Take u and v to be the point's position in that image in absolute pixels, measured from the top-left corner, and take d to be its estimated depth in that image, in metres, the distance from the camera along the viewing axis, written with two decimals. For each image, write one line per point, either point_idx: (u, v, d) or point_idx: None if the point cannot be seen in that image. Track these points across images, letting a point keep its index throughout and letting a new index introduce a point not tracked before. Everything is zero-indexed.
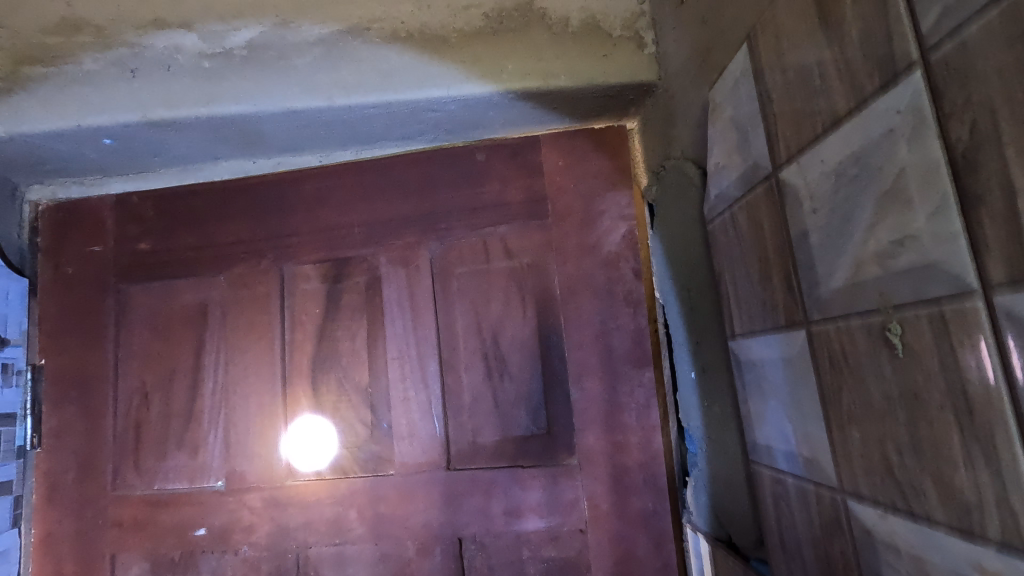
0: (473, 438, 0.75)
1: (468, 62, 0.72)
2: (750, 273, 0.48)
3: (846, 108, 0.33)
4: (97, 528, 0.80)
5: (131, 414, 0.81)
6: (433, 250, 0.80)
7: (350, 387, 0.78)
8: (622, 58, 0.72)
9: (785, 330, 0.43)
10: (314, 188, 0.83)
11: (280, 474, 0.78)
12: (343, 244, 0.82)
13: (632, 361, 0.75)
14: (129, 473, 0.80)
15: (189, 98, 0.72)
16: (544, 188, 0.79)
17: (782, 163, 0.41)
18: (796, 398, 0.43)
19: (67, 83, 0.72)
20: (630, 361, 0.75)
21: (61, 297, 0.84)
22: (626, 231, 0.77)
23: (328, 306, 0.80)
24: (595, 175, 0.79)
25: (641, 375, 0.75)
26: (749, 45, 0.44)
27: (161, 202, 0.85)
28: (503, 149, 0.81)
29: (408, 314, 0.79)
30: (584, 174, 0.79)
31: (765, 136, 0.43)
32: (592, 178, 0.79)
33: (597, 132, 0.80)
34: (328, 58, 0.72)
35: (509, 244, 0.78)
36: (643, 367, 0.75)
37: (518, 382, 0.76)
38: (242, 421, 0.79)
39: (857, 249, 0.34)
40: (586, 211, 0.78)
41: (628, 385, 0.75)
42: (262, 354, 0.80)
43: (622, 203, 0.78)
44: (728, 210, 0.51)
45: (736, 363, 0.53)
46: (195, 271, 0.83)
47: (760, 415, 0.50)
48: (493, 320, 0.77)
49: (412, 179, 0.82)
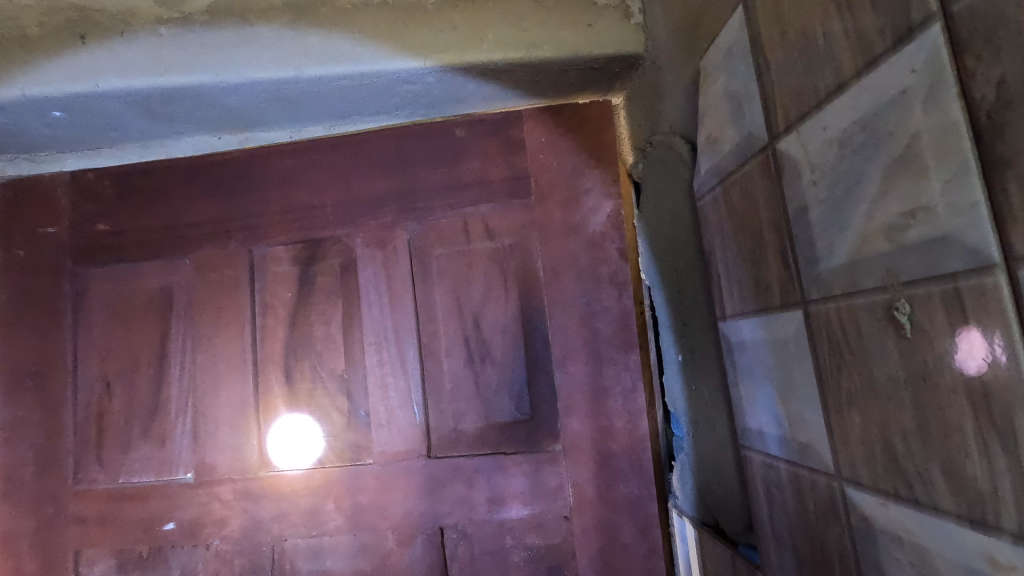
0: (454, 425, 0.73)
1: (446, 31, 0.68)
2: (743, 251, 0.46)
3: (853, 70, 0.31)
4: (59, 524, 0.76)
5: (93, 405, 0.77)
6: (410, 230, 0.76)
7: (325, 374, 0.75)
8: (608, 28, 0.69)
9: (780, 311, 0.41)
10: (285, 165, 0.79)
11: (254, 465, 0.75)
12: (316, 224, 0.78)
13: (618, 344, 0.73)
14: (92, 467, 0.76)
15: (146, 67, 0.67)
16: (526, 166, 0.76)
17: (780, 133, 0.38)
18: (791, 381, 0.41)
19: (11, 50, 0.67)
20: (615, 344, 0.73)
21: (13, 282, 0.79)
22: (611, 210, 0.75)
23: (300, 290, 0.77)
24: (580, 152, 0.76)
25: (626, 359, 0.73)
26: (746, 8, 0.41)
27: (120, 180, 0.81)
28: (483, 125, 0.78)
29: (385, 298, 0.75)
30: (567, 152, 0.76)
31: (761, 105, 0.41)
32: (575, 155, 0.76)
33: (581, 107, 0.77)
34: (296, 25, 0.68)
35: (490, 224, 0.75)
36: (630, 350, 0.73)
37: (500, 367, 0.73)
38: (212, 411, 0.76)
39: (861, 223, 0.32)
40: (570, 190, 0.75)
41: (613, 368, 0.73)
42: (232, 340, 0.77)
43: (607, 181, 0.75)
44: (720, 185, 0.49)
45: (726, 346, 0.52)
46: (159, 254, 0.79)
47: (751, 399, 0.48)
48: (474, 303, 0.74)
49: (388, 156, 0.78)
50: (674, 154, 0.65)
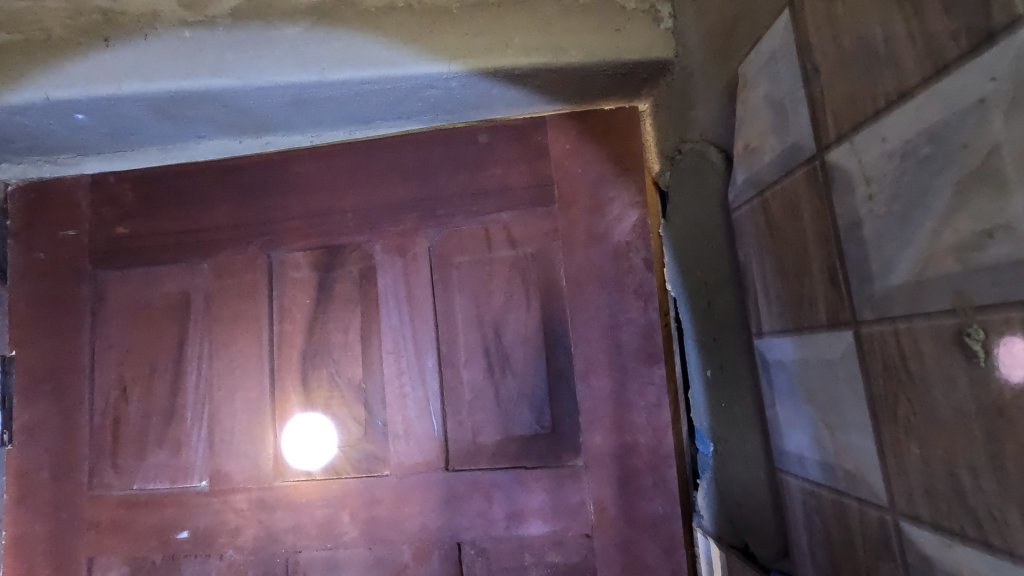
0: (473, 437, 0.71)
1: (471, 35, 0.67)
2: (783, 265, 0.44)
3: (919, 78, 0.29)
4: (73, 530, 0.75)
5: (109, 410, 0.77)
6: (431, 237, 0.75)
7: (342, 383, 0.74)
8: (637, 34, 0.68)
9: (826, 330, 0.39)
10: (305, 170, 0.78)
11: (269, 475, 0.74)
12: (335, 230, 0.77)
13: (643, 357, 0.71)
14: (107, 472, 0.76)
15: (169, 71, 0.66)
16: (550, 173, 0.75)
17: (830, 143, 0.37)
18: (838, 406, 0.39)
19: (35, 53, 0.67)
20: (640, 358, 0.71)
21: (33, 284, 0.79)
22: (637, 219, 0.73)
23: (319, 297, 0.76)
24: (605, 159, 0.74)
25: (651, 373, 0.70)
26: (793, 12, 0.40)
27: (140, 183, 0.80)
28: (506, 130, 0.76)
29: (405, 306, 0.74)
30: (592, 158, 0.74)
31: (808, 113, 0.39)
32: (600, 162, 0.74)
33: (607, 114, 0.75)
34: (320, 29, 0.67)
35: (512, 232, 0.74)
36: (654, 363, 0.70)
37: (521, 379, 0.71)
38: (228, 418, 0.75)
39: (925, 241, 0.29)
40: (595, 197, 0.73)
41: (637, 382, 0.70)
42: (250, 346, 0.76)
43: (633, 188, 0.73)
44: (758, 196, 0.47)
45: (761, 364, 0.49)
46: (178, 258, 0.78)
47: (789, 420, 0.46)
48: (495, 313, 0.73)
49: (409, 161, 0.77)
50: (705, 162, 0.63)
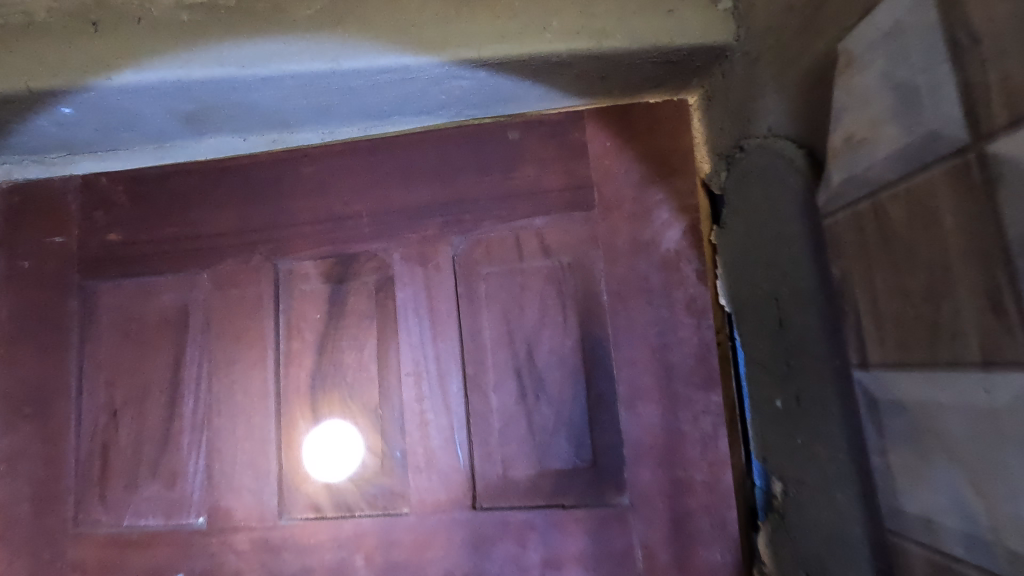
0: (503, 471, 0.63)
1: (505, 17, 0.59)
2: (907, 285, 0.36)
3: None
4: (58, 571, 0.68)
5: (97, 436, 0.69)
6: (456, 246, 0.67)
7: (356, 409, 0.66)
8: (692, 15, 0.60)
9: (980, 370, 0.31)
10: (316, 170, 0.71)
11: (274, 511, 0.66)
12: (349, 237, 0.69)
13: (696, 382, 0.62)
14: (95, 506, 0.68)
15: (166, 58, 0.59)
16: (589, 174, 0.67)
17: (998, 132, 0.28)
18: (997, 467, 0.30)
19: (16, 38, 0.59)
20: (693, 382, 0.62)
21: (16, 296, 0.72)
22: (688, 225, 0.64)
23: (331, 312, 0.68)
24: (651, 157, 0.66)
25: (706, 400, 0.62)
26: None
27: (134, 185, 0.73)
28: (540, 126, 0.68)
29: (426, 322, 0.66)
30: (636, 157, 0.66)
31: (959, 94, 0.30)
32: (646, 162, 0.66)
33: (653, 107, 0.67)
34: (334, 10, 0.59)
35: (547, 239, 0.66)
36: (710, 389, 0.62)
37: (558, 406, 0.63)
38: (228, 447, 0.67)
39: None
40: (639, 201, 0.65)
41: (690, 411, 0.62)
42: (253, 366, 0.68)
43: (684, 191, 0.65)
44: (865, 200, 0.39)
45: (865, 401, 0.41)
46: (176, 267, 0.71)
47: (909, 474, 0.37)
48: (527, 330, 0.64)
49: (432, 160, 0.69)
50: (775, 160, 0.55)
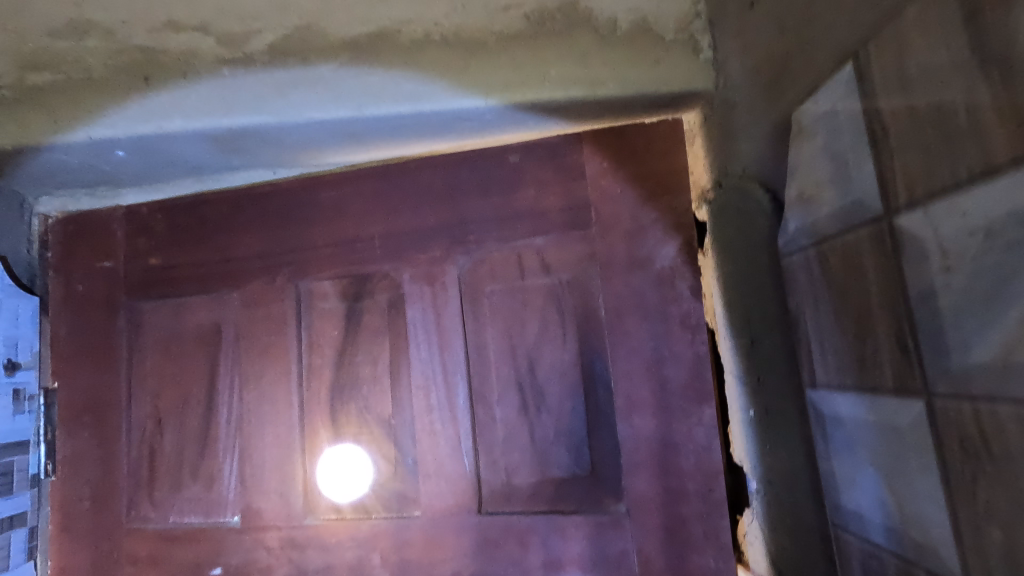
0: (507, 478, 0.71)
1: (509, 68, 0.67)
2: (844, 322, 0.43)
3: (1008, 158, 0.28)
4: (113, 562, 0.77)
5: (144, 443, 0.77)
6: (460, 265, 0.74)
7: (371, 419, 0.74)
8: (674, 64, 0.67)
9: (893, 395, 0.38)
10: (333, 196, 0.78)
11: (299, 511, 0.74)
12: (364, 258, 0.76)
13: (690, 396, 0.69)
14: (144, 505, 0.77)
15: (211, 109, 0.67)
16: (588, 195, 0.72)
17: (899, 208, 0.35)
18: (905, 473, 0.38)
19: (81, 93, 0.68)
20: (686, 397, 0.69)
21: (71, 316, 0.80)
22: (681, 243, 0.70)
23: (347, 329, 0.76)
24: (647, 177, 0.72)
25: (700, 412, 0.69)
26: (857, 66, 0.38)
27: (171, 213, 0.81)
28: (539, 150, 0.74)
29: (434, 339, 0.74)
30: (632, 178, 0.72)
31: (874, 173, 0.38)
32: (641, 182, 0.72)
33: (648, 128, 0.72)
34: (356, 64, 0.68)
35: (546, 258, 0.72)
36: (703, 402, 0.69)
37: (557, 415, 0.70)
38: (258, 453, 0.75)
39: (1013, 324, 0.28)
40: (635, 220, 0.71)
41: (685, 423, 0.69)
42: (278, 380, 0.76)
43: (679, 208, 0.71)
44: (813, 247, 0.46)
45: (815, 416, 0.48)
46: (209, 288, 0.79)
47: (847, 477, 0.44)
48: (528, 344, 0.72)
49: (439, 185, 0.76)
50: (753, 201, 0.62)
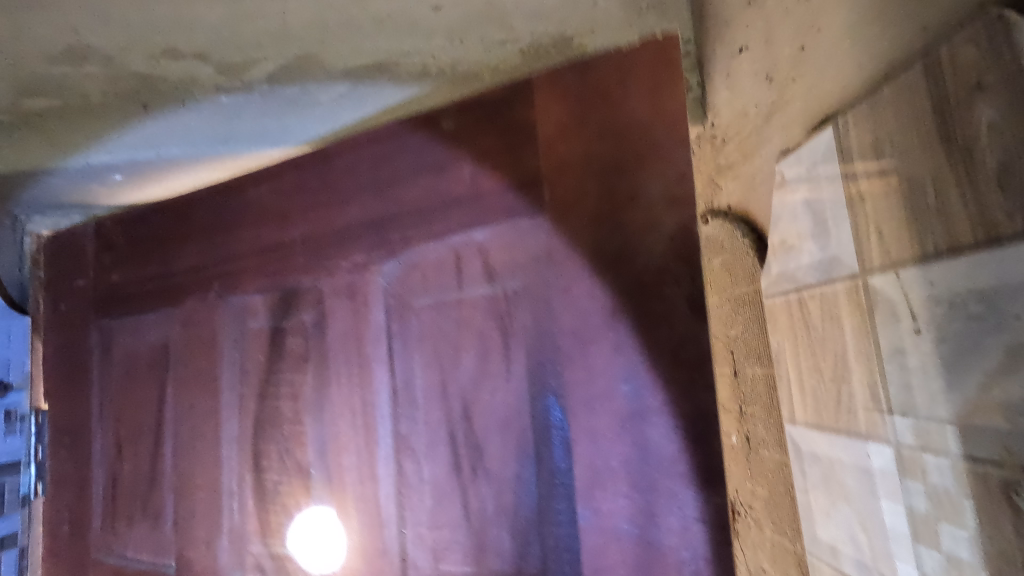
0: (434, 563, 0.54)
1: None
2: (821, 366, 0.46)
3: (970, 240, 0.30)
4: None
5: (111, 472, 0.76)
6: (387, 273, 0.59)
7: (291, 464, 0.64)
8: None
9: (866, 441, 0.41)
10: (261, 193, 0.69)
11: (224, 568, 0.67)
12: (287, 267, 0.66)
13: (698, 480, 0.46)
14: (110, 539, 0.75)
15: (207, 137, 0.71)
16: (541, 164, 0.53)
17: (874, 269, 0.38)
18: (875, 513, 0.40)
19: (75, 119, 0.69)
20: (688, 478, 0.46)
21: (54, 337, 0.82)
22: (679, 231, 0.48)
23: (272, 352, 0.66)
24: (605, 137, 0.51)
25: (698, 499, 0.46)
26: (838, 131, 0.41)
27: (127, 225, 0.78)
28: (477, 109, 0.57)
29: (355, 367, 0.60)
30: (603, 132, 0.51)
31: (851, 233, 0.40)
32: (610, 138, 0.51)
33: (632, 58, 0.50)
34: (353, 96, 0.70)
35: (489, 258, 0.54)
36: (709, 490, 0.45)
37: (497, 486, 0.52)
38: (191, 491, 0.70)
39: (972, 390, 0.31)
40: (608, 196, 0.50)
41: (668, 522, 0.47)
42: (209, 410, 0.70)
43: (673, 175, 0.48)
44: (794, 292, 0.48)
45: (793, 450, 0.51)
46: (157, 304, 0.75)
47: (823, 511, 0.47)
48: (464, 385, 0.54)
49: (367, 176, 0.62)
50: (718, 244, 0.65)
